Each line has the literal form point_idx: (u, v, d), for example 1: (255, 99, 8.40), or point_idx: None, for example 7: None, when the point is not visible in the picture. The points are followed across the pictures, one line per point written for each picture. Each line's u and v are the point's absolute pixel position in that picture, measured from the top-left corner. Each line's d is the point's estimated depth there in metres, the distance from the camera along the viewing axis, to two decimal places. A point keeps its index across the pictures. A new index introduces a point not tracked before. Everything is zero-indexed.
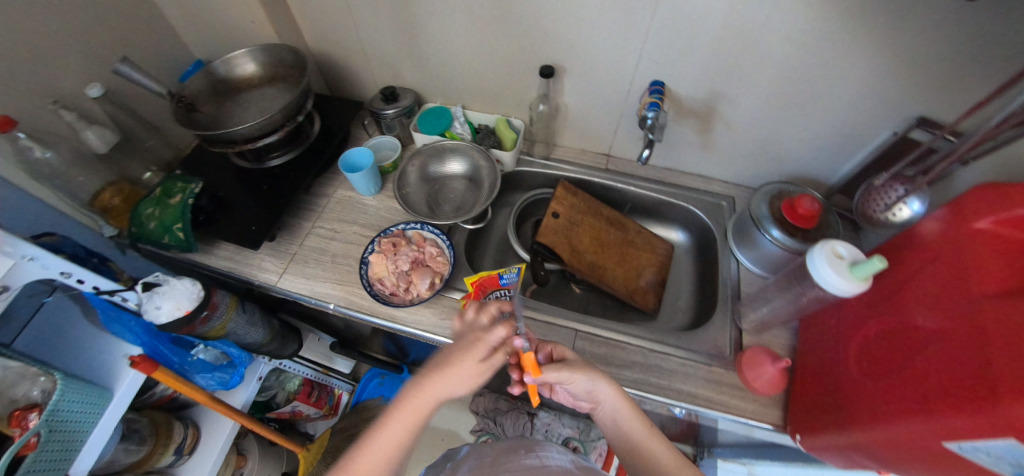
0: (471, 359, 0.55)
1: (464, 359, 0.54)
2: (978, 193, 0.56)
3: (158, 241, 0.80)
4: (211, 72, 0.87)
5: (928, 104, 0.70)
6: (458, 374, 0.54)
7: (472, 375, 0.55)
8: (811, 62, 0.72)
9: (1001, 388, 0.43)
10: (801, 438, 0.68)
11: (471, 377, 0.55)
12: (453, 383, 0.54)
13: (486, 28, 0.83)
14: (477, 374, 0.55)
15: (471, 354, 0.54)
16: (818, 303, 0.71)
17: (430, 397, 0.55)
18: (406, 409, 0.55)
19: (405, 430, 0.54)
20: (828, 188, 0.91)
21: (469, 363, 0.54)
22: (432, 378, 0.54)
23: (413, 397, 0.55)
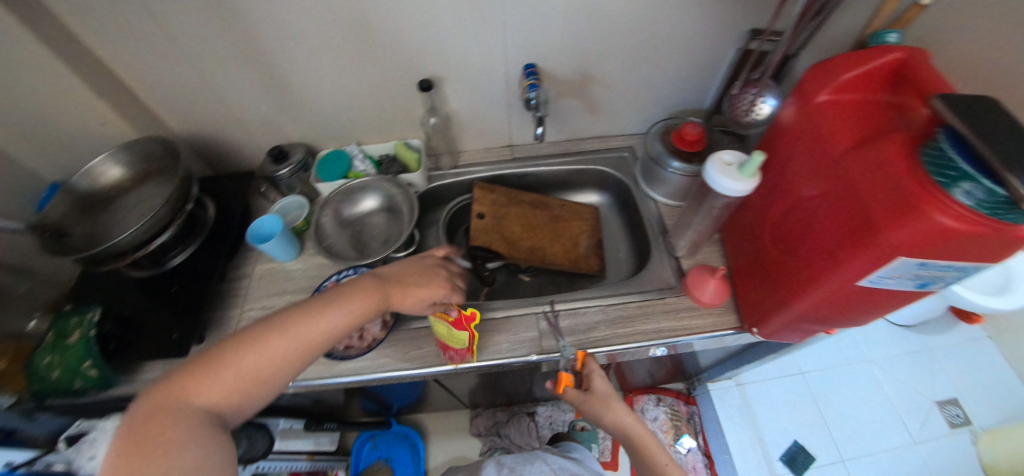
0: (428, 284, 0.69)
1: (421, 284, 0.68)
2: (812, 73, 0.62)
3: (68, 389, 0.71)
4: (72, 190, 0.79)
5: (752, 17, 0.81)
6: (413, 293, 0.67)
7: (424, 298, 0.68)
8: (649, 9, 0.79)
9: (877, 218, 0.47)
10: (759, 330, 0.73)
11: (423, 301, 0.67)
12: (411, 298, 0.67)
13: (352, 63, 0.83)
14: (426, 300, 0.68)
15: (429, 281, 0.69)
16: (728, 210, 0.78)
17: (376, 300, 0.64)
18: (348, 304, 0.62)
19: (341, 316, 0.61)
20: (705, 111, 1.01)
21: (426, 287, 0.68)
22: (393, 288, 0.67)
23: (362, 294, 0.63)
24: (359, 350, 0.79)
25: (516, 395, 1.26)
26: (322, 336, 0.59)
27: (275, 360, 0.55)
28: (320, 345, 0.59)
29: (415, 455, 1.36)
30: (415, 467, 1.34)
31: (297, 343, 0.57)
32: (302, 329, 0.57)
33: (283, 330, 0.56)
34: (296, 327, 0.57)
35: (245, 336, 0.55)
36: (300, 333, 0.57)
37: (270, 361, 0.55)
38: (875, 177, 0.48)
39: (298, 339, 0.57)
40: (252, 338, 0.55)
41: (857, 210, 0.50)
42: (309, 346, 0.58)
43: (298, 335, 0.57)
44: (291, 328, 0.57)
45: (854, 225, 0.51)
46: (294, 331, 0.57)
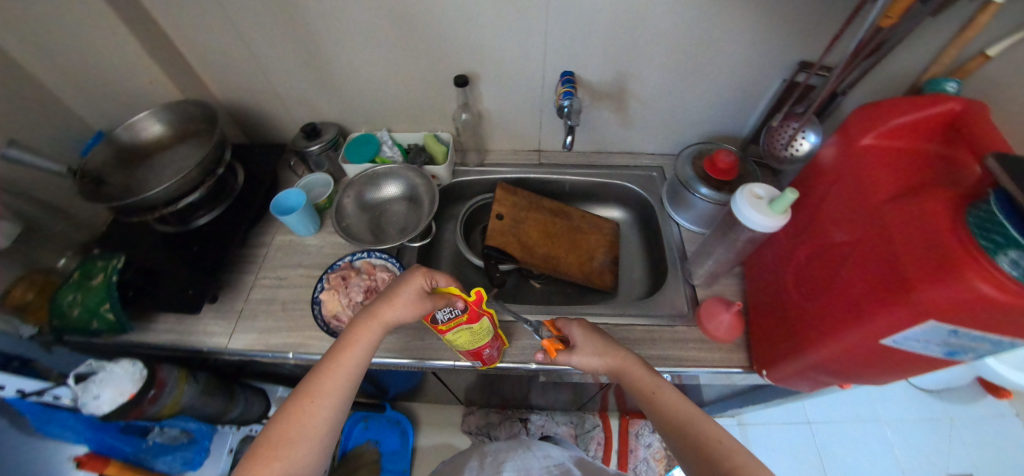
0: (410, 285, 0.63)
1: (398, 286, 0.63)
2: (859, 114, 0.59)
3: (86, 328, 0.74)
4: (112, 142, 0.81)
5: (804, 49, 0.78)
6: (395, 299, 0.62)
7: (409, 302, 0.62)
8: (697, 29, 0.77)
9: (910, 275, 0.45)
10: (767, 374, 0.69)
11: (408, 302, 0.62)
12: (396, 307, 0.62)
13: (393, 50, 0.84)
14: (414, 305, 0.62)
15: (407, 281, 0.63)
16: (753, 245, 0.75)
17: (376, 325, 0.62)
18: (355, 340, 0.61)
19: (357, 354, 0.60)
20: (742, 140, 0.98)
21: (407, 289, 0.63)
22: (376, 305, 0.63)
23: (361, 324, 0.62)
24: None
25: (511, 399, 1.25)
26: (348, 378, 0.59)
27: (319, 424, 0.54)
28: (348, 386, 0.58)
29: (403, 441, 1.38)
30: (401, 453, 1.36)
31: (331, 396, 0.56)
32: (330, 382, 0.57)
33: (310, 391, 0.56)
34: (324, 382, 0.57)
35: (278, 415, 0.54)
36: (330, 387, 0.57)
37: (315, 429, 0.54)
38: (917, 234, 0.45)
39: (329, 393, 0.56)
40: (291, 409, 0.55)
41: (890, 266, 0.47)
42: (340, 393, 0.57)
43: (328, 389, 0.57)
44: (318, 387, 0.57)
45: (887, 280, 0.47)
46: (324, 387, 0.57)
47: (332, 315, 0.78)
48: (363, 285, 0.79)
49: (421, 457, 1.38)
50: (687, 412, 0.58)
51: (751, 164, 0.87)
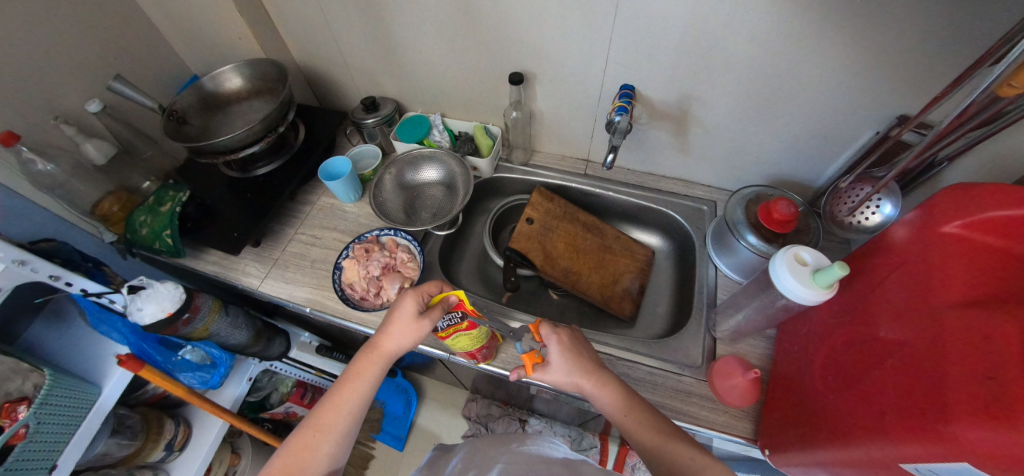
0: (406, 312, 0.62)
1: (396, 316, 0.62)
2: (948, 195, 0.51)
3: (149, 247, 0.85)
4: (200, 88, 0.93)
5: (906, 101, 0.67)
6: (394, 330, 0.62)
7: (407, 332, 0.61)
8: (775, 61, 0.69)
9: (948, 416, 0.41)
10: (771, 454, 0.64)
11: (407, 332, 0.61)
12: (396, 337, 0.62)
13: (454, 37, 0.84)
14: (413, 330, 0.61)
15: (403, 308, 0.62)
16: (788, 312, 0.68)
17: (379, 357, 0.62)
18: (359, 372, 0.62)
19: (359, 388, 0.61)
20: (815, 191, 0.87)
21: (405, 318, 0.62)
22: (378, 338, 0.63)
23: (364, 358, 0.62)
24: (372, 304, 0.82)
25: (512, 398, 1.24)
26: (350, 413, 0.60)
27: (319, 461, 0.56)
28: (349, 421, 0.59)
29: (407, 409, 1.43)
30: (403, 418, 1.42)
31: (332, 431, 0.58)
32: (332, 416, 0.59)
33: (314, 424, 0.59)
34: (326, 417, 0.59)
35: (284, 447, 0.57)
36: (332, 422, 0.59)
37: (318, 463, 0.56)
38: (977, 384, 0.40)
39: (331, 426, 0.58)
40: (295, 442, 0.57)
41: (933, 401, 0.42)
42: (342, 428, 0.59)
43: (329, 425, 0.58)
44: (322, 422, 0.58)
45: (918, 419, 0.43)
46: (326, 422, 0.58)
47: (348, 283, 0.82)
48: (381, 262, 0.83)
49: (418, 427, 1.44)
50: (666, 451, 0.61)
51: (814, 220, 0.77)
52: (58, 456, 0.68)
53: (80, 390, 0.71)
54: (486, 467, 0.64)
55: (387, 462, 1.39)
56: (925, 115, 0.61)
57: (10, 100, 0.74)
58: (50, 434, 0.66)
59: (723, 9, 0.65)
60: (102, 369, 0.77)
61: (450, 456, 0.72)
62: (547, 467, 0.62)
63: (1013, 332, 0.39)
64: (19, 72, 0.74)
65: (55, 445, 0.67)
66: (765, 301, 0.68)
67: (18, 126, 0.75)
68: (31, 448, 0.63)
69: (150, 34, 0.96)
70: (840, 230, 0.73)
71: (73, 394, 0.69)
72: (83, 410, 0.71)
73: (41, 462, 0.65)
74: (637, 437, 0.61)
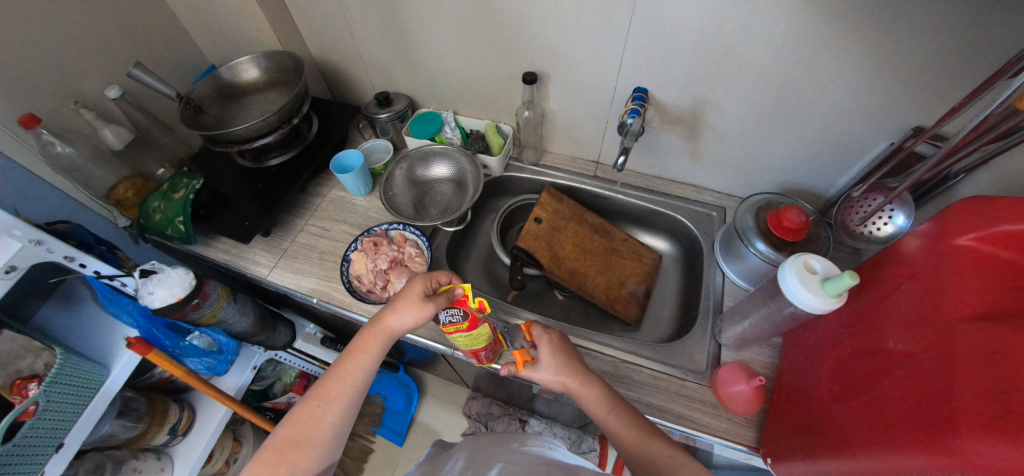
0: (413, 290, 0.62)
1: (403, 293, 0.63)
2: (963, 207, 0.50)
3: (162, 232, 0.86)
4: (217, 77, 0.95)
5: (922, 113, 0.67)
6: (399, 307, 0.62)
7: (412, 309, 0.61)
8: (790, 69, 0.69)
9: (958, 419, 0.41)
10: (772, 462, 0.64)
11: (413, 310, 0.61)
12: (400, 314, 0.62)
13: (470, 36, 0.85)
14: (419, 307, 0.61)
15: (408, 288, 0.63)
16: (796, 321, 0.67)
17: (383, 333, 0.62)
18: (362, 347, 0.62)
19: (364, 362, 0.61)
20: (825, 200, 0.87)
21: (410, 296, 0.62)
22: (383, 314, 0.63)
23: (369, 333, 0.62)
24: (378, 298, 0.82)
25: (513, 397, 1.25)
26: (353, 387, 0.60)
27: (323, 432, 0.57)
28: (353, 394, 0.60)
29: (407, 404, 1.43)
30: (403, 414, 1.42)
31: (336, 403, 0.58)
32: (336, 389, 0.59)
33: (318, 396, 0.59)
34: (330, 390, 0.59)
35: (288, 417, 0.58)
36: (335, 394, 0.59)
37: (321, 435, 0.57)
38: (988, 397, 0.39)
39: (334, 399, 0.59)
40: (299, 414, 0.58)
41: (942, 414, 0.42)
42: (345, 401, 0.59)
43: (333, 397, 0.59)
44: (325, 394, 0.59)
45: (926, 428, 0.43)
46: (330, 393, 0.59)
47: (356, 276, 0.83)
48: (389, 256, 0.83)
49: (418, 423, 1.44)
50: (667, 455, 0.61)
51: (824, 229, 0.77)
52: (65, 435, 0.69)
53: (89, 369, 0.72)
54: (486, 466, 0.64)
55: (386, 456, 1.39)
56: (941, 127, 0.61)
57: (33, 84, 0.75)
58: (59, 412, 0.67)
59: (740, 15, 0.65)
60: (110, 351, 0.78)
61: (450, 453, 0.72)
62: (546, 468, 0.62)
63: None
64: (42, 56, 0.76)
65: (63, 423, 0.68)
66: (772, 309, 0.68)
67: (39, 109, 0.77)
68: (40, 425, 0.64)
69: (170, 23, 0.97)
70: (851, 240, 0.73)
71: (83, 373, 0.70)
72: (91, 389, 0.72)
73: (49, 440, 0.66)
74: (631, 448, 0.61)
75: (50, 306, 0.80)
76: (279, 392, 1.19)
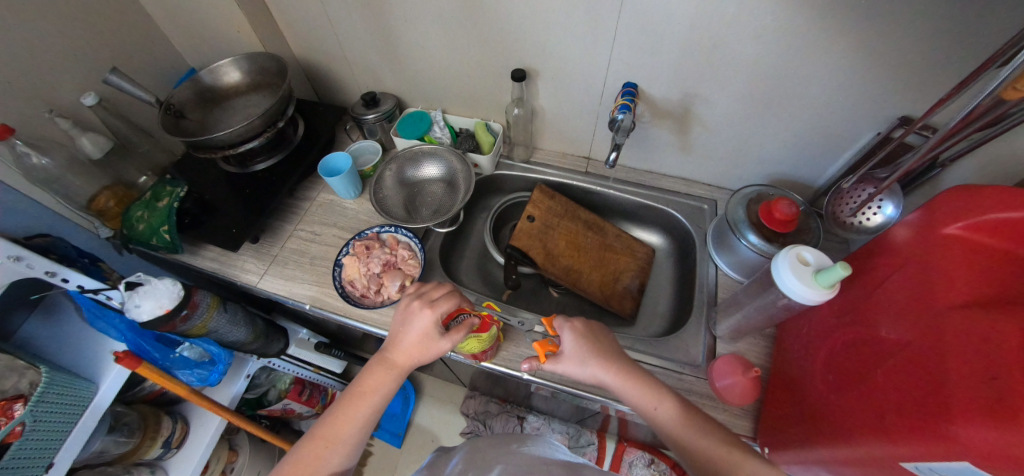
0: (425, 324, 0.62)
1: (414, 329, 0.62)
2: (952, 196, 0.51)
3: (146, 242, 0.83)
4: (198, 81, 0.92)
5: (907, 102, 0.68)
6: (411, 344, 0.61)
7: (424, 346, 0.61)
8: (780, 60, 0.69)
9: (952, 410, 0.41)
10: (770, 451, 0.65)
11: (427, 346, 0.61)
12: (412, 350, 0.61)
13: (458, 33, 0.84)
14: (432, 344, 0.61)
15: (420, 320, 0.62)
16: (789, 312, 0.68)
17: (394, 370, 0.61)
18: (372, 385, 0.61)
19: (371, 400, 0.60)
20: (814, 191, 0.88)
21: (423, 332, 0.61)
22: (394, 350, 0.62)
23: (378, 370, 0.61)
24: (372, 302, 0.81)
25: (510, 395, 1.25)
26: (361, 427, 0.59)
27: (329, 473, 0.56)
28: (360, 435, 0.59)
29: (405, 406, 1.43)
30: (400, 416, 1.42)
31: (343, 444, 0.58)
32: (342, 428, 0.58)
33: (324, 435, 0.58)
34: (337, 430, 0.58)
35: (293, 455, 0.57)
36: (343, 435, 0.58)
37: (326, 475, 0.56)
38: (979, 386, 0.40)
39: (341, 439, 0.58)
40: (304, 453, 0.57)
41: (937, 402, 0.43)
42: (352, 440, 0.58)
43: (340, 438, 0.58)
44: (331, 434, 0.58)
45: (922, 418, 0.43)
46: (337, 434, 0.58)
47: (349, 280, 0.82)
48: (382, 259, 0.82)
49: (416, 424, 1.44)
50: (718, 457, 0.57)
51: (814, 220, 0.77)
52: (54, 454, 0.67)
53: (76, 387, 0.70)
54: (483, 467, 0.64)
55: (385, 459, 1.38)
56: (928, 117, 0.62)
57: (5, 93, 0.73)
58: (46, 432, 0.65)
59: (729, 9, 0.65)
60: (98, 366, 0.76)
61: (449, 456, 0.72)
62: (545, 465, 0.63)
63: (1016, 332, 0.40)
64: (14, 64, 0.73)
65: (52, 443, 0.66)
66: (766, 301, 0.68)
67: (12, 119, 0.74)
68: (28, 446, 0.63)
69: (147, 27, 0.95)
70: (840, 230, 0.74)
71: (70, 392, 0.69)
72: (79, 408, 0.70)
73: (37, 461, 0.64)
74: (687, 444, 0.60)
75: (37, 329, 0.77)
76: (274, 399, 1.17)
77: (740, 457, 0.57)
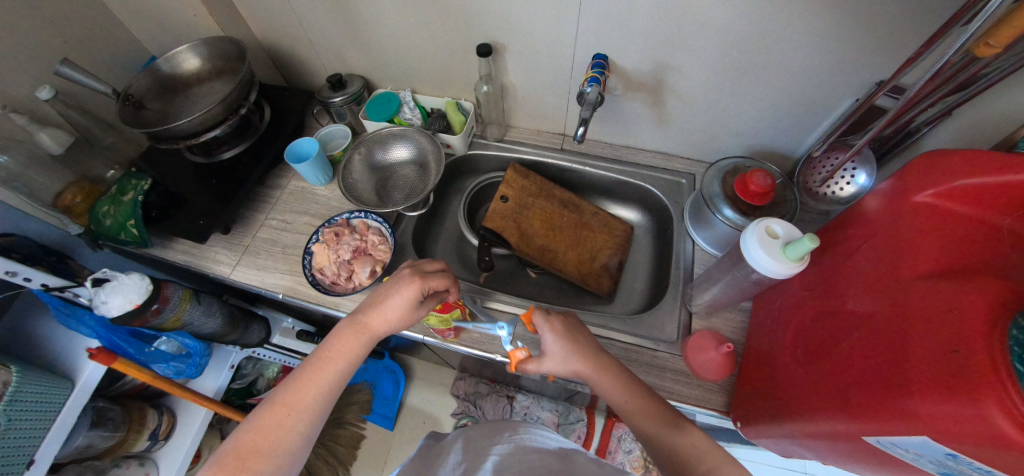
0: (403, 294, 0.62)
1: (395, 295, 0.62)
2: (922, 161, 0.49)
3: (115, 238, 0.83)
4: (156, 69, 0.89)
5: (884, 65, 0.64)
6: (387, 310, 0.62)
7: (400, 313, 0.62)
8: (752, 25, 0.65)
9: (912, 380, 0.40)
10: (742, 426, 0.65)
11: (404, 313, 0.62)
12: (388, 317, 0.62)
13: (418, 9, 0.80)
14: (408, 313, 0.62)
15: (402, 292, 0.61)
16: (762, 286, 0.66)
17: (367, 335, 0.62)
18: (342, 350, 0.61)
19: (339, 366, 0.60)
20: (793, 161, 0.85)
21: (400, 300, 0.62)
22: (369, 314, 0.62)
23: (350, 334, 0.61)
24: (344, 289, 0.80)
25: (498, 376, 1.26)
26: (326, 393, 0.59)
27: (291, 440, 0.55)
28: (326, 401, 0.59)
29: (395, 389, 1.45)
30: (392, 399, 1.44)
31: (307, 410, 0.57)
32: (308, 394, 0.57)
33: (286, 401, 0.56)
34: (302, 395, 0.57)
35: (251, 423, 0.55)
36: (307, 401, 0.57)
37: (288, 442, 0.55)
38: (937, 357, 0.39)
39: (306, 406, 0.57)
40: (266, 418, 0.55)
41: (898, 374, 0.42)
42: (317, 406, 0.57)
43: (304, 403, 0.57)
44: (296, 400, 0.57)
45: (885, 390, 0.42)
46: (299, 401, 0.57)
47: (319, 269, 0.80)
48: (352, 245, 0.81)
49: (409, 405, 1.46)
50: (673, 436, 0.57)
51: (789, 191, 0.75)
52: (35, 450, 0.68)
53: (53, 384, 0.70)
54: (469, 457, 0.64)
55: (379, 441, 1.41)
56: (899, 79, 0.59)
57: None
58: (22, 430, 0.66)
59: None
60: (74, 364, 0.76)
61: (440, 448, 0.72)
62: (541, 460, 0.61)
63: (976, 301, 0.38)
64: None
65: (30, 440, 0.67)
66: (738, 275, 0.67)
67: None
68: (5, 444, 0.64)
69: (101, 13, 0.91)
70: (815, 201, 0.72)
71: (45, 389, 0.69)
72: (57, 404, 0.71)
73: (18, 457, 0.66)
74: (637, 425, 0.59)
75: (40, 320, 0.80)
76: (264, 387, 1.20)
77: (689, 438, 0.57)
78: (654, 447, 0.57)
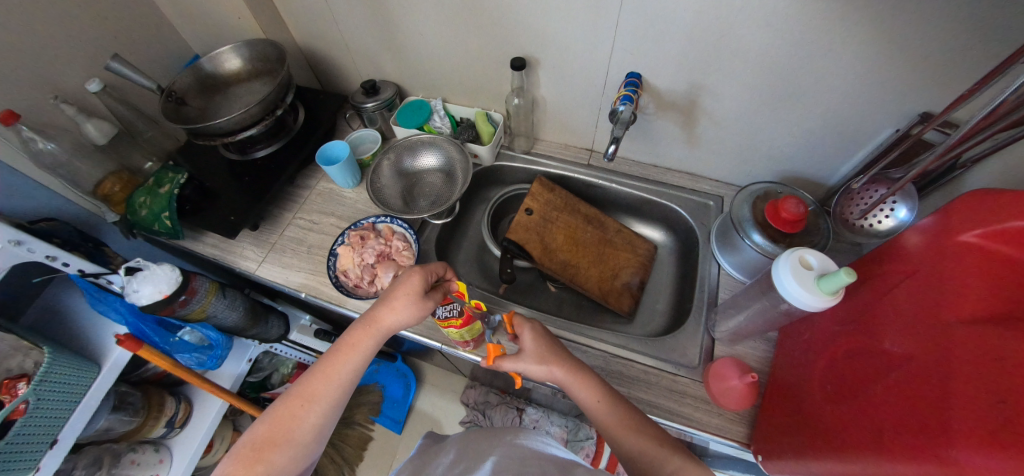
0: (409, 288, 0.62)
1: (401, 289, 0.62)
2: (969, 200, 0.47)
3: (149, 228, 0.85)
4: (199, 68, 0.92)
5: (931, 98, 0.63)
6: (395, 304, 0.61)
7: (408, 307, 0.62)
8: (792, 52, 0.65)
9: (953, 424, 0.39)
10: (763, 459, 0.63)
11: (412, 307, 0.62)
12: (396, 311, 0.61)
13: (456, 21, 0.81)
14: (416, 307, 0.62)
15: (407, 283, 0.62)
16: (791, 317, 0.65)
17: (378, 331, 0.61)
18: (353, 344, 0.61)
19: (351, 360, 0.60)
20: (826, 189, 0.84)
21: (408, 293, 0.62)
22: (379, 309, 0.62)
23: (360, 329, 0.61)
24: (366, 292, 0.81)
25: (510, 387, 1.25)
26: (341, 388, 0.59)
27: (305, 431, 0.56)
28: (339, 395, 0.59)
29: (406, 393, 1.45)
30: (401, 402, 1.44)
31: (319, 403, 0.57)
32: (320, 387, 0.58)
33: (300, 393, 0.57)
34: (316, 387, 0.58)
35: (269, 413, 0.57)
36: (320, 393, 0.58)
37: (303, 433, 0.56)
38: (984, 406, 0.37)
39: (320, 398, 0.57)
40: (282, 410, 0.56)
41: (938, 418, 0.40)
42: (330, 399, 0.58)
43: (317, 396, 0.57)
44: (309, 393, 0.57)
45: (919, 437, 0.40)
46: (313, 392, 0.57)
47: (342, 271, 0.81)
48: (376, 249, 0.81)
49: (417, 410, 1.45)
50: (654, 454, 0.57)
51: (823, 221, 0.74)
52: (58, 431, 0.70)
53: (80, 367, 0.72)
54: (475, 461, 0.63)
55: (386, 444, 1.41)
56: (949, 113, 0.57)
57: (10, 79, 0.74)
58: (48, 411, 0.67)
59: None
60: (100, 348, 0.79)
61: (439, 449, 0.72)
62: (538, 465, 0.60)
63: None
64: (19, 50, 0.74)
65: (54, 421, 0.69)
66: (767, 304, 0.65)
67: (19, 105, 0.76)
68: (32, 423, 0.65)
69: (152, 12, 0.95)
70: (850, 233, 0.71)
71: (72, 372, 0.70)
72: (83, 387, 0.73)
73: (42, 437, 0.67)
74: (621, 441, 0.59)
75: (74, 299, 0.83)
76: (277, 383, 1.22)
77: (672, 454, 0.57)
78: (638, 463, 0.57)
